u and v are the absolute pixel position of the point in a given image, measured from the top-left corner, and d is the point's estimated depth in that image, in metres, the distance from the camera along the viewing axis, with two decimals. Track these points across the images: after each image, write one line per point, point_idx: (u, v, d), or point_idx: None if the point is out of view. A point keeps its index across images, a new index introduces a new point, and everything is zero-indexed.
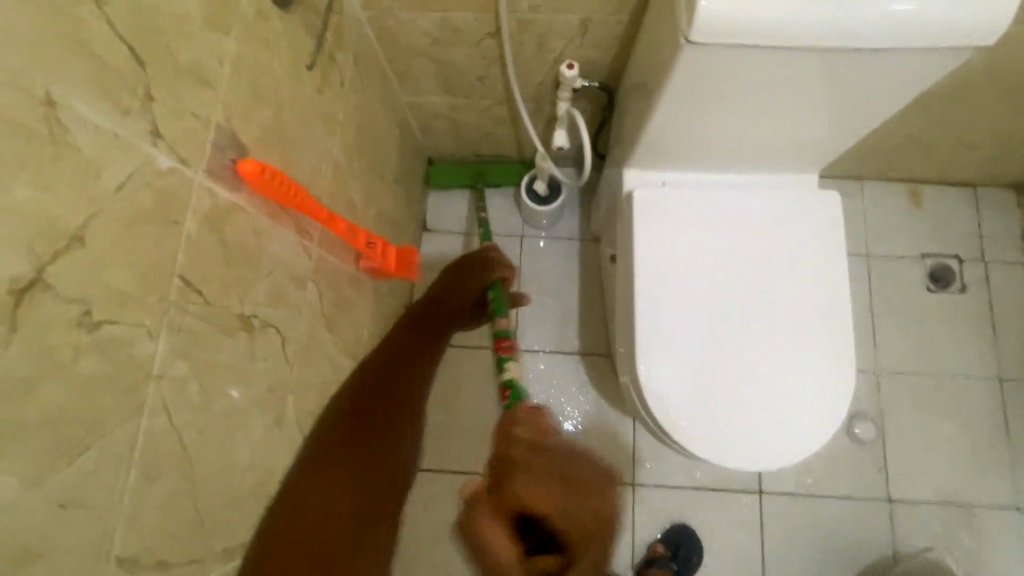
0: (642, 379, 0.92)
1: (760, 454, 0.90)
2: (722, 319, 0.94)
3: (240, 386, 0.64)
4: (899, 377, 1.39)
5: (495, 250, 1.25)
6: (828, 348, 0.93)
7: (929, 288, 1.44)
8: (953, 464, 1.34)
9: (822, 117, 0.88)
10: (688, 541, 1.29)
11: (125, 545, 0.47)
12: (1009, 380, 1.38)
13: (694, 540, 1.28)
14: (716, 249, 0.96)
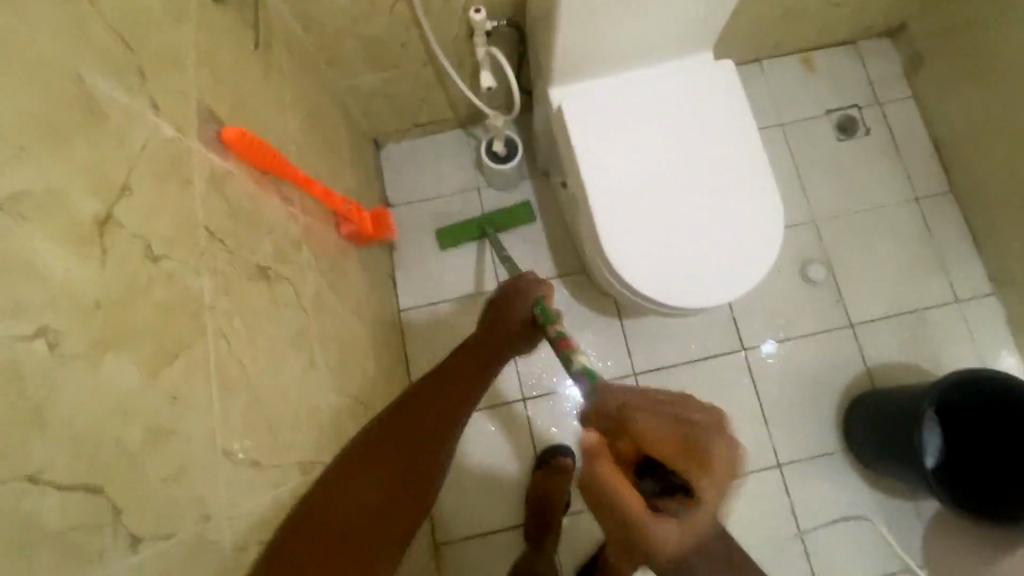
0: (609, 255, 1.06)
1: (721, 290, 1.04)
2: (663, 189, 1.08)
3: (274, 326, 0.75)
4: (834, 220, 1.57)
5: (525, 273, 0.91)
6: (755, 185, 1.08)
7: (841, 138, 1.62)
8: (897, 279, 1.53)
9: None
10: None
11: (225, 441, 0.58)
12: (926, 198, 1.57)
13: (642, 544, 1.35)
14: (643, 133, 1.10)
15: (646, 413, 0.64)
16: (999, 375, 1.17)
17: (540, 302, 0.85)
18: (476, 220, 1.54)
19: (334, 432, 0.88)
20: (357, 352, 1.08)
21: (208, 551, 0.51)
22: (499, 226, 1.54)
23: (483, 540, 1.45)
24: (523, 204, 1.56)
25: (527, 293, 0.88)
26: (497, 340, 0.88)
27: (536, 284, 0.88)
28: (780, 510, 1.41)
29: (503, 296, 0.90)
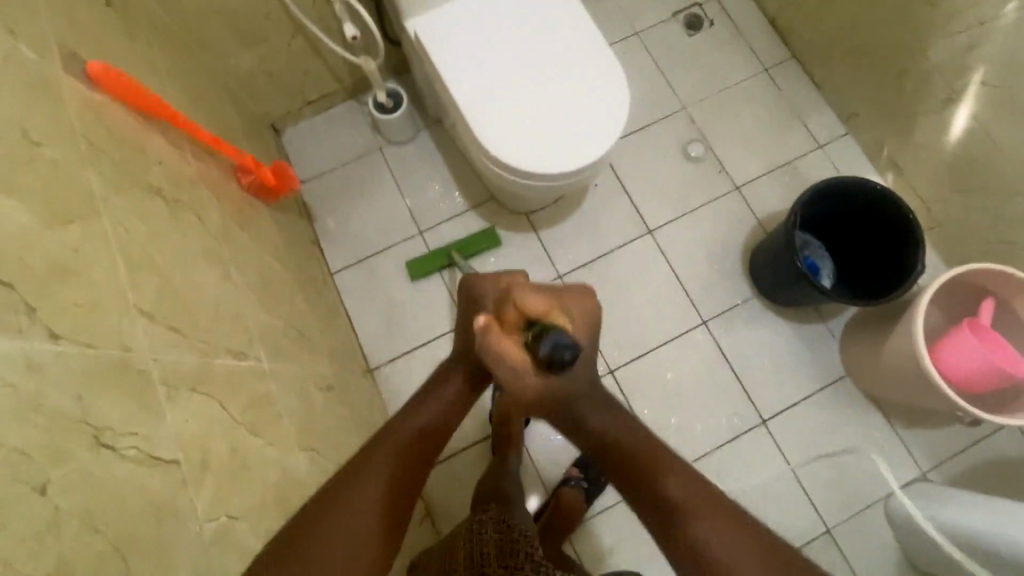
0: (488, 147, 1.19)
1: (588, 154, 1.19)
2: (521, 82, 1.21)
3: (178, 237, 0.83)
4: (701, 103, 1.75)
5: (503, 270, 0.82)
6: (598, 60, 1.24)
7: (691, 34, 1.81)
8: (765, 140, 1.71)
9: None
10: None
11: (139, 302, 0.66)
12: (773, 67, 1.77)
13: None
14: (494, 41, 1.24)
15: (524, 288, 0.71)
16: (845, 183, 1.35)
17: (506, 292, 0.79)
18: (448, 247, 1.61)
19: (264, 340, 0.95)
20: (282, 289, 1.16)
21: (134, 373, 0.59)
22: (470, 251, 1.61)
23: (459, 458, 1.49)
24: (490, 233, 1.62)
25: (488, 293, 0.81)
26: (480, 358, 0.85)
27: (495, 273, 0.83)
28: (713, 360, 1.56)
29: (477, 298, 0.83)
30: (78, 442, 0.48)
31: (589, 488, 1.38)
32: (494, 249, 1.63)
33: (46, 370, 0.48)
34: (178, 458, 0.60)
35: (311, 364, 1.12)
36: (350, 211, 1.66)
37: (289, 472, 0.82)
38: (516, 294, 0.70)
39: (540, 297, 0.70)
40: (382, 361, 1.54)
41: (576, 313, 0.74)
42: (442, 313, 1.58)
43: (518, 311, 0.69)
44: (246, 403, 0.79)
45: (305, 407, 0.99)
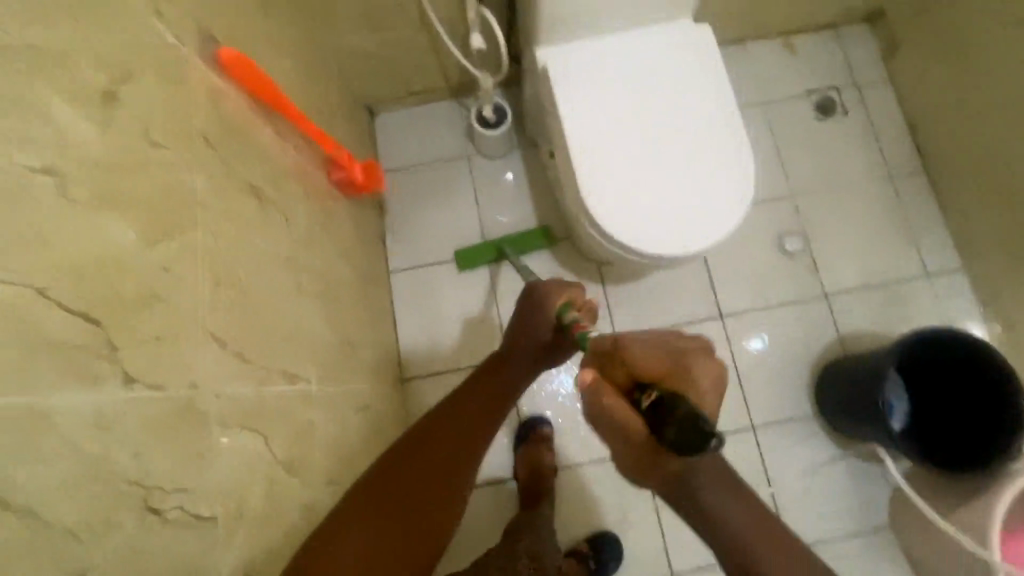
0: (589, 206, 1.11)
1: (693, 241, 1.10)
2: (641, 146, 1.13)
3: (263, 242, 0.79)
4: (811, 194, 1.63)
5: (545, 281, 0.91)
6: (729, 146, 1.14)
7: (819, 118, 1.68)
8: (869, 252, 1.59)
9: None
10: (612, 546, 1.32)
11: (215, 326, 0.62)
12: (899, 176, 1.64)
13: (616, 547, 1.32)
14: (626, 95, 1.15)
15: (632, 340, 0.68)
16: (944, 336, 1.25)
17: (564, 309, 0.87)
18: (495, 241, 1.56)
19: (317, 357, 0.92)
20: (343, 293, 1.12)
21: (194, 415, 0.55)
22: (519, 249, 1.56)
23: None
24: (536, 230, 1.57)
25: (548, 299, 0.89)
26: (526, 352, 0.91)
27: (561, 287, 0.89)
28: (751, 468, 1.47)
29: (537, 298, 0.90)
30: (126, 509, 0.44)
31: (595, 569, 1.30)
32: (540, 251, 1.58)
33: (111, 426, 0.44)
34: (217, 514, 0.56)
35: (352, 381, 1.08)
36: (423, 212, 1.61)
37: (312, 512, 0.78)
38: (626, 348, 0.67)
39: (654, 350, 0.66)
40: (419, 374, 1.50)
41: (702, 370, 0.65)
42: (487, 342, 1.52)
43: (627, 371, 0.67)
44: (288, 436, 0.75)
45: (339, 432, 0.95)
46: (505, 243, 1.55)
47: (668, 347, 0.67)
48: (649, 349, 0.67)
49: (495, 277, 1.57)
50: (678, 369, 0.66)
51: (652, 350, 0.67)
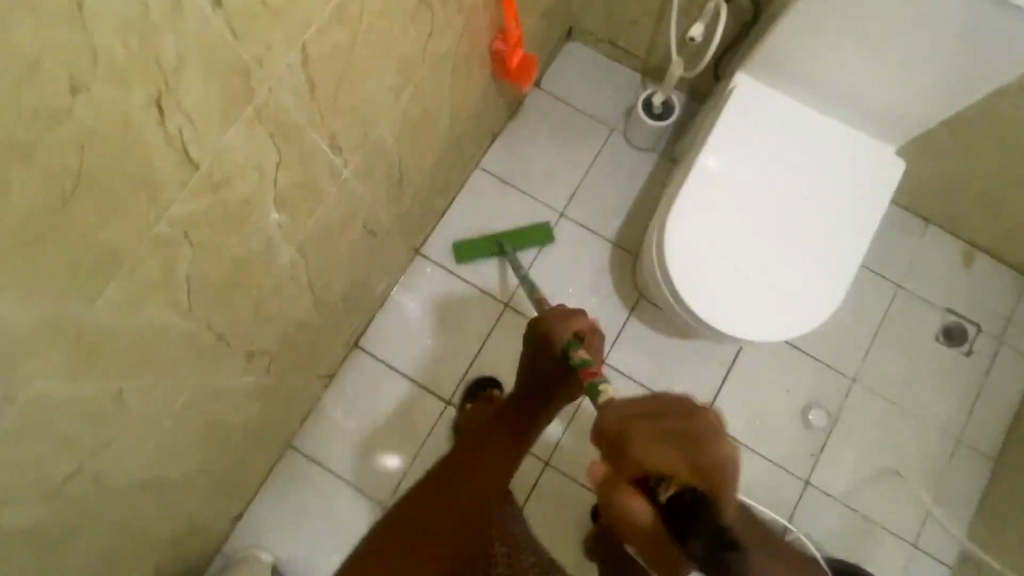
0: (667, 225, 1.10)
1: (725, 323, 1.07)
2: (755, 215, 1.10)
3: (398, 29, 0.83)
4: (869, 393, 1.51)
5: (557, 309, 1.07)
6: (829, 274, 1.09)
7: (938, 339, 1.54)
8: (877, 481, 1.46)
9: (927, 69, 1.00)
10: None
11: (311, 44, 0.67)
12: (964, 445, 1.48)
13: None
14: (776, 169, 1.12)
15: (640, 427, 0.75)
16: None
17: (571, 341, 1.01)
18: (496, 235, 1.53)
19: (368, 154, 0.97)
20: (427, 137, 1.17)
21: (242, 83, 0.60)
22: (518, 247, 1.54)
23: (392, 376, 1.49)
24: (541, 234, 1.54)
25: (555, 330, 1.04)
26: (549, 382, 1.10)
27: (565, 322, 1.04)
28: None
29: (539, 334, 1.05)
30: (143, 86, 0.50)
31: None
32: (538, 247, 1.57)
33: (178, 19, 0.49)
34: (200, 167, 0.62)
35: (377, 204, 1.13)
36: (540, 141, 1.62)
37: (269, 252, 0.85)
38: (636, 443, 0.73)
39: (664, 446, 0.72)
40: (432, 258, 1.54)
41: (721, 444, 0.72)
42: (504, 280, 1.54)
43: (620, 429, 0.76)
44: (295, 181, 0.80)
45: (336, 225, 1.00)
46: (504, 242, 1.52)
47: (671, 417, 0.76)
48: (662, 444, 0.73)
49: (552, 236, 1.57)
50: (690, 432, 0.74)
51: (651, 427, 0.75)
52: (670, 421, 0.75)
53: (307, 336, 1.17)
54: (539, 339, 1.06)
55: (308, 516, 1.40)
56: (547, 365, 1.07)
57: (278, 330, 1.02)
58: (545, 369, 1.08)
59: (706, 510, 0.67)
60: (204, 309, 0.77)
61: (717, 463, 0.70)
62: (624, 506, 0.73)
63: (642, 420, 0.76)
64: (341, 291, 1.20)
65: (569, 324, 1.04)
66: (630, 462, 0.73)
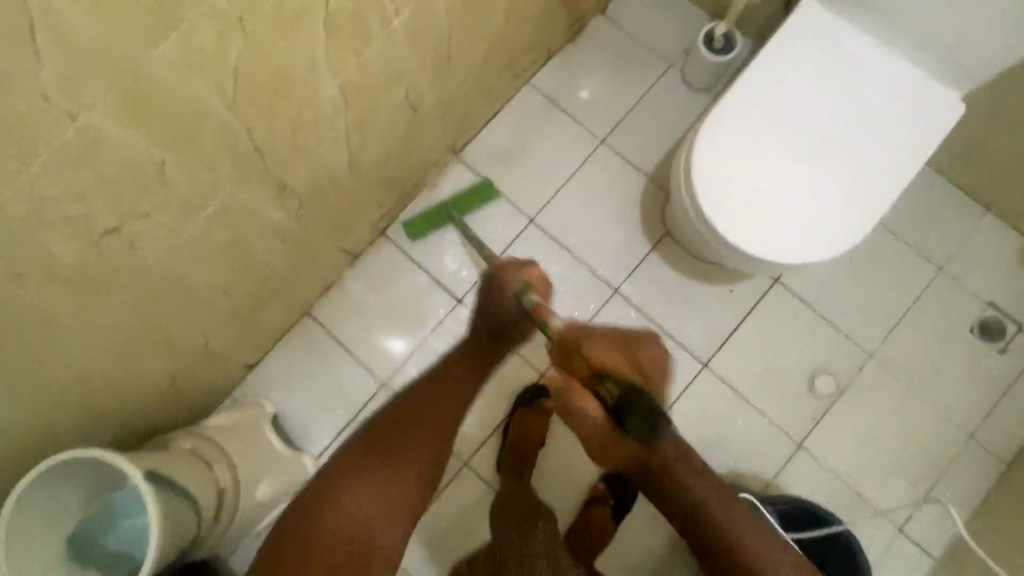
0: (697, 152, 1.12)
1: (746, 241, 1.09)
2: (790, 139, 1.11)
3: None
4: (885, 370, 1.45)
5: (506, 260, 0.96)
6: (854, 209, 1.10)
7: (971, 330, 1.46)
8: (875, 458, 1.42)
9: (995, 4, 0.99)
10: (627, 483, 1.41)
11: None
12: (977, 442, 1.41)
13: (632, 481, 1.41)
14: (812, 104, 1.12)
15: (591, 343, 0.84)
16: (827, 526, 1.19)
17: (524, 288, 0.92)
18: (444, 205, 1.54)
19: (418, 12, 1.02)
20: (477, 20, 1.21)
21: None
22: (469, 207, 1.55)
23: (410, 267, 1.54)
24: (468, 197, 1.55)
25: (512, 279, 0.94)
26: (496, 326, 0.95)
27: (516, 269, 0.94)
28: (592, 471, 1.46)
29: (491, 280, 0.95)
30: None
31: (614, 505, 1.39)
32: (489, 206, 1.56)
33: None
34: None
35: (420, 76, 1.18)
36: (594, 67, 1.62)
37: (313, 76, 0.91)
38: (585, 351, 0.84)
39: (605, 347, 0.85)
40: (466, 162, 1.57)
41: (647, 355, 0.87)
42: (533, 194, 1.57)
43: (587, 365, 0.84)
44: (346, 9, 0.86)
45: (379, 79, 1.06)
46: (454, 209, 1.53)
47: (620, 343, 0.86)
48: (605, 345, 0.85)
49: (588, 160, 1.58)
50: (630, 358, 0.86)
51: (604, 345, 0.85)
52: (599, 330, 0.87)
53: (337, 194, 1.24)
54: (495, 283, 0.94)
55: (312, 377, 1.50)
56: (502, 312, 0.94)
57: (311, 171, 1.10)
58: (503, 318, 0.93)
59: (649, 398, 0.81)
60: (244, 110, 0.85)
61: (653, 359, 0.87)
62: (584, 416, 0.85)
63: (587, 328, 0.86)
64: (374, 158, 1.26)
65: (515, 271, 0.94)
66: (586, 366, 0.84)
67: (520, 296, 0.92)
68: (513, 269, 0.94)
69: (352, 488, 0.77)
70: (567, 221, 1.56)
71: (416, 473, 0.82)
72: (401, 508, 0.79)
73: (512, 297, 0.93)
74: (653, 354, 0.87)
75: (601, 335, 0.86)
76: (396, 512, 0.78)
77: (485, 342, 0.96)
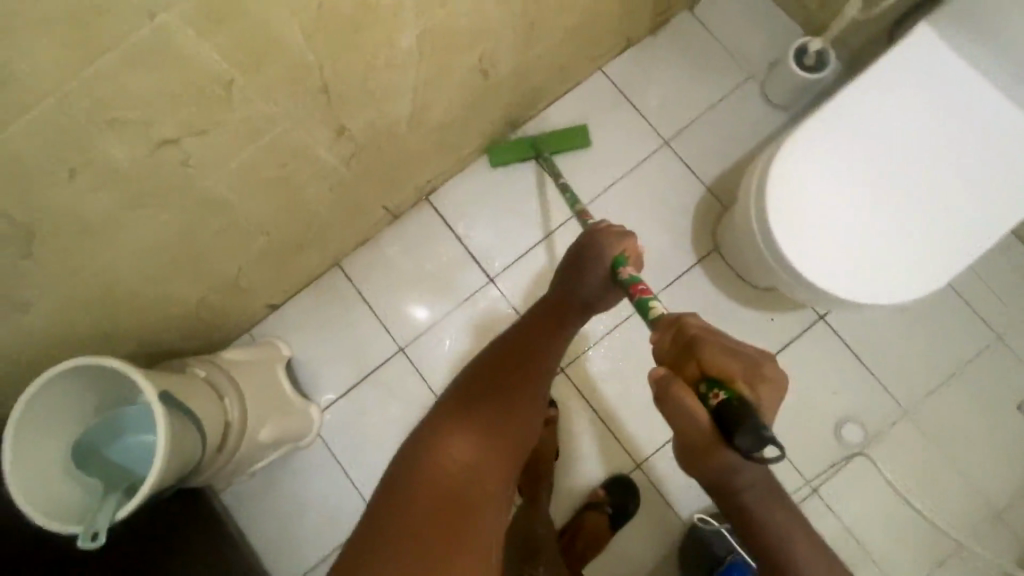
0: (768, 175, 1.09)
1: (808, 270, 1.06)
2: (871, 174, 1.09)
3: None
4: (919, 430, 1.38)
5: (608, 223, 1.05)
6: (925, 256, 1.06)
7: (1019, 406, 1.38)
8: (891, 518, 1.35)
9: None
10: (626, 490, 1.39)
11: None
12: (1003, 522, 1.34)
13: (632, 488, 1.39)
14: (897, 141, 1.09)
15: (710, 344, 0.85)
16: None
17: (620, 257, 0.99)
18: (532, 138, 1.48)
19: None
20: None
21: None
22: (555, 148, 1.49)
23: (448, 237, 1.51)
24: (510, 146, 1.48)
25: (604, 245, 1.01)
26: (579, 298, 1.01)
27: (619, 237, 1.01)
28: (595, 474, 1.43)
29: (579, 250, 1.02)
30: None
31: (611, 512, 1.36)
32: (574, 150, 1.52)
33: None
34: None
35: (498, 40, 1.13)
36: (671, 64, 1.55)
37: (395, 20, 0.88)
38: (704, 353, 0.85)
39: (728, 357, 0.84)
40: (523, 141, 1.53)
41: (767, 375, 0.83)
42: (586, 185, 1.52)
43: (699, 368, 0.85)
44: None
45: (457, 35, 1.02)
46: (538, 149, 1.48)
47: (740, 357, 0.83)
48: (727, 355, 0.84)
49: (648, 161, 1.52)
50: (749, 372, 0.83)
51: (726, 351, 0.85)
52: (748, 350, 0.85)
53: (392, 148, 1.21)
54: (582, 248, 1.02)
55: (333, 328, 1.49)
56: (591, 279, 1.00)
57: (372, 120, 1.07)
58: (584, 295, 1.01)
59: (755, 414, 0.75)
60: (322, 42, 0.82)
61: (766, 375, 0.84)
62: (685, 410, 0.82)
63: (712, 336, 0.86)
64: (435, 118, 1.22)
65: (617, 238, 1.01)
66: (696, 364, 0.85)
67: (614, 267, 0.99)
68: (603, 229, 1.03)
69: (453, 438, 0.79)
70: (613, 218, 1.50)
71: (519, 428, 0.85)
72: (499, 457, 0.81)
73: (606, 257, 1.00)
74: (769, 376, 0.84)
75: (722, 342, 0.85)
76: (493, 463, 0.80)
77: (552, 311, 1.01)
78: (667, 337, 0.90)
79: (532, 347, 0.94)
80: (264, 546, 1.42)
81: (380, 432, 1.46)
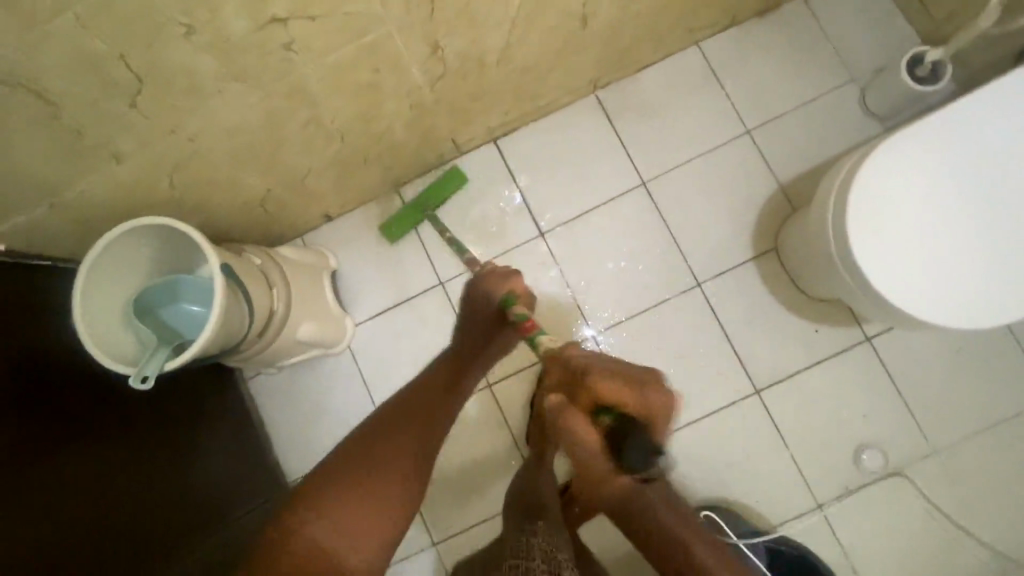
0: (857, 174, 1.05)
1: (880, 278, 1.03)
2: (968, 193, 1.04)
3: None
4: (943, 473, 1.35)
5: (494, 266, 1.07)
6: (1008, 287, 1.02)
7: None
8: (892, 551, 1.33)
9: None
10: None
11: None
12: None
13: None
14: (1005, 165, 1.04)
15: (601, 374, 0.80)
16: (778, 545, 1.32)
17: (508, 299, 1.00)
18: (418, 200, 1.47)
19: None
20: None
21: None
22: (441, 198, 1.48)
23: (508, 185, 1.51)
24: (459, 174, 1.48)
25: (492, 287, 1.03)
26: (479, 338, 1.05)
27: (502, 280, 1.03)
28: None
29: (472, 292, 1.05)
30: None
31: None
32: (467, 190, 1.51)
33: None
34: None
35: None
36: (771, 52, 1.49)
37: None
38: (596, 382, 0.80)
39: (617, 385, 0.79)
40: (602, 104, 1.50)
41: (662, 403, 0.80)
42: (656, 159, 1.49)
43: (594, 398, 0.80)
44: None
45: None
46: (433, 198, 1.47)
47: (626, 380, 0.80)
48: (613, 379, 0.80)
49: (724, 147, 1.48)
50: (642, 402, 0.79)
51: (613, 378, 0.80)
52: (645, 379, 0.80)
53: (475, 80, 1.21)
54: (473, 291, 1.05)
55: (380, 250, 1.52)
56: (483, 314, 1.03)
57: (467, 44, 1.07)
58: (482, 325, 1.04)
59: (639, 429, 0.80)
60: None
61: (656, 407, 0.79)
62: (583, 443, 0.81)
63: (599, 369, 0.81)
64: (524, 58, 1.22)
65: (500, 280, 1.03)
66: (588, 399, 0.80)
67: (500, 306, 1.01)
68: (492, 267, 1.07)
69: (333, 491, 0.78)
70: (677, 198, 1.48)
71: (422, 462, 0.85)
72: (391, 503, 0.80)
73: (495, 292, 1.02)
74: (663, 402, 0.80)
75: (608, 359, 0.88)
76: (389, 499, 0.80)
77: (470, 345, 1.04)
78: (564, 366, 0.85)
79: (435, 392, 0.97)
80: (280, 438, 1.50)
81: (406, 357, 1.51)
